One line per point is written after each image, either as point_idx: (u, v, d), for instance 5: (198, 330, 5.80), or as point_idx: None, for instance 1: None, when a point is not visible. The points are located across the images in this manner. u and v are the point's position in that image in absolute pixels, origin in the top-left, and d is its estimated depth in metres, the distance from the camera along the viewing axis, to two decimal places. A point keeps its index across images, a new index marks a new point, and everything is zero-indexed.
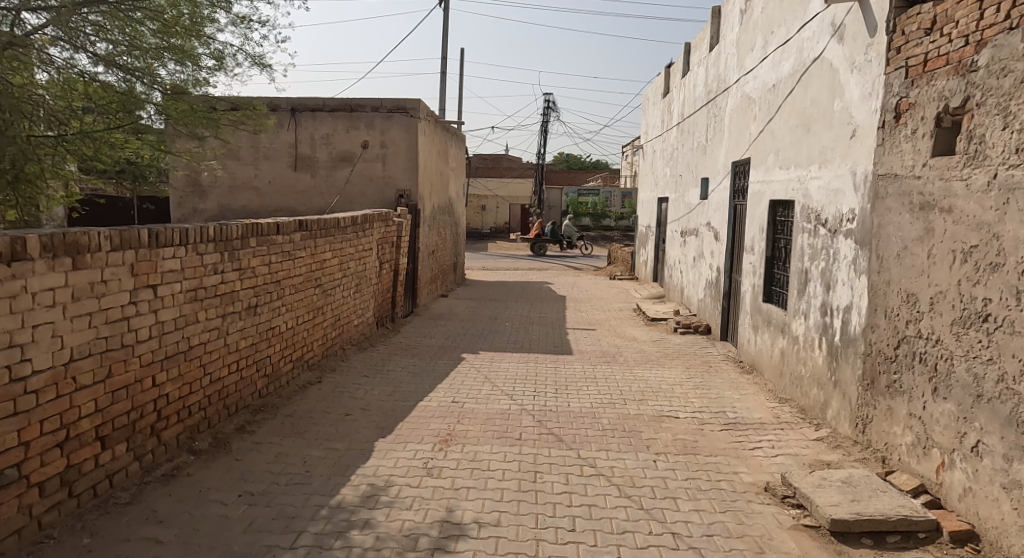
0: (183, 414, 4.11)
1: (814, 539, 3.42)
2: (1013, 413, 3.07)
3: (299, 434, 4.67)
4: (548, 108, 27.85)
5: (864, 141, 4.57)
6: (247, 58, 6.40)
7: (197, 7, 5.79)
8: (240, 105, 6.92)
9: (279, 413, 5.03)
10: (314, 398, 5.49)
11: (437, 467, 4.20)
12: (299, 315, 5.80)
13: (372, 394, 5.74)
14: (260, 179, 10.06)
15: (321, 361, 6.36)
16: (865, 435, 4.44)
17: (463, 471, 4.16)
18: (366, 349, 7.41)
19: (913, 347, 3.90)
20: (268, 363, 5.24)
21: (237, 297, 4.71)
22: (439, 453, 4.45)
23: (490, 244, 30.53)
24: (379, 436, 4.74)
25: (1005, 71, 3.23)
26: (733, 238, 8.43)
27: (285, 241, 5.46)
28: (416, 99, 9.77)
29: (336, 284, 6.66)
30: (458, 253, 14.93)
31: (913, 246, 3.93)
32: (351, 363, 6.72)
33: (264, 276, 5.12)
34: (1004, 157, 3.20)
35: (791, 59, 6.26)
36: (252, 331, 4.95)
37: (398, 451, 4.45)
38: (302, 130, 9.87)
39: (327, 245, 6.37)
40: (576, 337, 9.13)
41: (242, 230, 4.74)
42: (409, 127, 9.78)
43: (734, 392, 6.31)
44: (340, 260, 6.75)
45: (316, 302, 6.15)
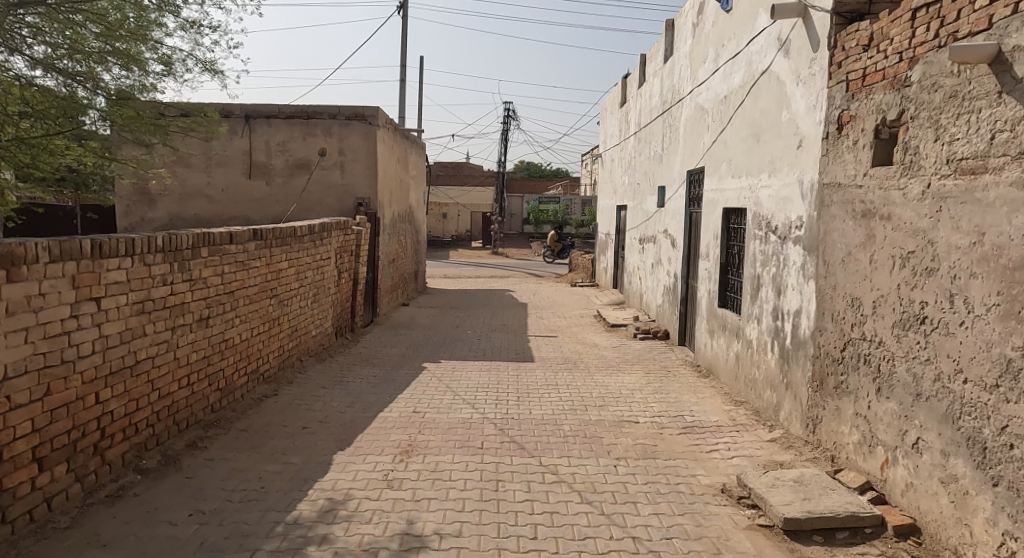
0: (129, 431, 4.02)
1: (768, 538, 3.53)
2: (949, 410, 3.21)
3: (255, 448, 4.61)
4: (508, 116, 28.00)
5: (810, 151, 4.75)
6: (198, 64, 6.31)
7: (143, 10, 5.65)
8: (191, 111, 6.81)
9: (232, 428, 4.94)
10: (271, 411, 5.41)
11: (397, 479, 4.19)
12: (253, 326, 5.71)
13: (330, 406, 5.69)
14: (213, 188, 9.87)
15: (277, 374, 6.26)
16: (816, 435, 4.60)
17: (425, 483, 4.16)
18: (325, 360, 7.33)
19: (859, 349, 4.06)
20: (221, 376, 5.16)
21: (187, 308, 4.63)
22: (400, 464, 4.44)
23: (451, 252, 30.60)
24: (338, 449, 4.70)
25: (936, 86, 3.37)
26: (688, 245, 8.64)
27: (239, 251, 5.39)
28: (374, 107, 9.76)
29: (292, 294, 6.57)
30: (419, 262, 14.89)
31: (856, 251, 4.10)
32: (309, 374, 6.64)
33: (217, 287, 5.04)
34: (937, 167, 3.33)
35: (741, 72, 6.46)
36: (203, 344, 4.86)
37: (358, 464, 4.42)
38: (256, 137, 9.74)
39: (283, 254, 6.30)
40: (538, 344, 9.19)
41: (192, 240, 4.67)
42: (367, 134, 9.73)
43: (692, 396, 6.44)
44: (296, 269, 6.68)
45: (271, 312, 6.07)
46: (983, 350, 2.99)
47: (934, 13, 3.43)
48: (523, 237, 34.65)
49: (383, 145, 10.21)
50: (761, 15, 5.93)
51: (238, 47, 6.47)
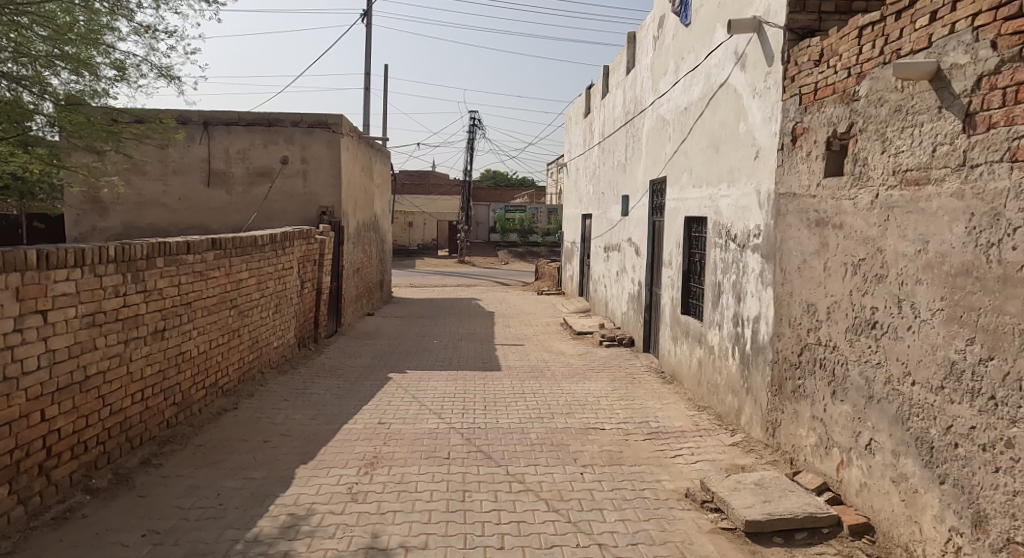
0: (77, 450, 3.91)
1: (730, 541, 3.60)
2: (899, 411, 3.33)
3: (213, 464, 4.54)
4: (474, 125, 28.07)
5: (766, 162, 4.89)
6: (153, 69, 6.22)
7: (94, 14, 5.52)
8: (144, 117, 6.69)
9: (188, 444, 4.85)
10: (230, 426, 5.32)
11: (362, 492, 4.16)
12: (212, 338, 5.61)
13: (293, 419, 5.62)
14: (169, 196, 9.67)
15: (237, 387, 6.16)
16: (775, 438, 4.72)
17: (390, 495, 4.14)
18: (287, 372, 7.23)
19: (815, 354, 4.18)
20: (178, 390, 5.05)
21: (141, 320, 4.54)
22: (365, 477, 4.41)
23: (417, 261, 30.47)
24: (301, 462, 4.65)
25: (882, 101, 3.51)
26: (652, 253, 8.77)
27: (196, 260, 5.31)
28: (338, 115, 9.71)
29: (253, 305, 6.49)
30: (384, 271, 14.80)
31: (811, 259, 4.23)
32: (271, 387, 6.54)
33: (173, 298, 4.95)
34: (885, 178, 3.46)
35: (700, 84, 6.62)
36: (159, 357, 4.77)
37: (321, 477, 4.38)
38: (215, 144, 9.59)
39: (244, 263, 6.22)
40: (504, 353, 9.22)
41: (147, 250, 4.59)
42: (330, 142, 9.68)
43: (656, 402, 6.54)
44: (257, 280, 6.60)
45: (231, 323, 5.98)
46: (929, 353, 3.11)
47: (880, 31, 3.58)
48: (489, 245, 34.68)
49: (347, 153, 10.16)
50: (718, 29, 6.09)
51: (195, 53, 6.40)
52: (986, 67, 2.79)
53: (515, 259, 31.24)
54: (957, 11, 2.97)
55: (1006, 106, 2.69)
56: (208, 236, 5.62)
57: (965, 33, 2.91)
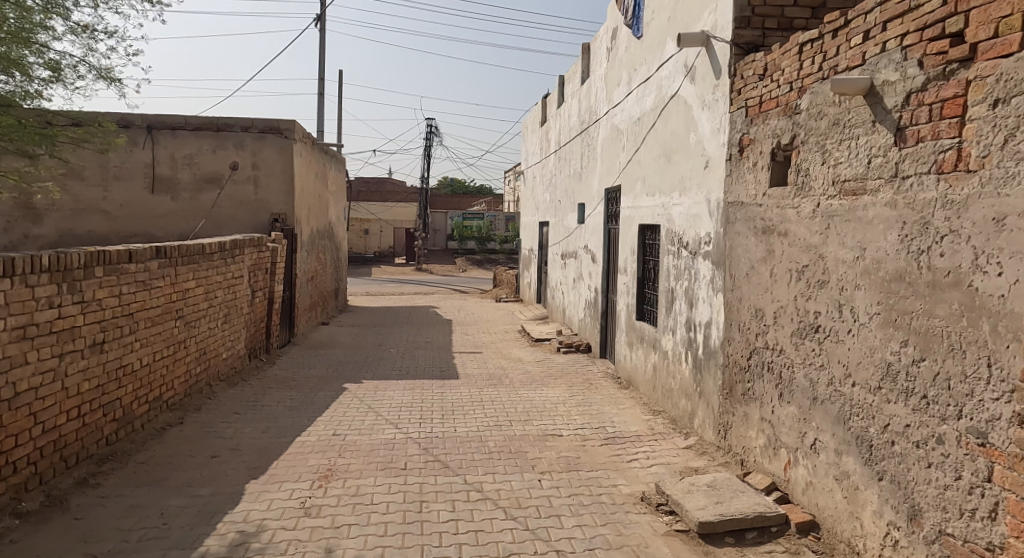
0: (6, 471, 3.75)
1: (684, 543, 3.69)
2: (841, 412, 3.47)
3: (157, 482, 4.41)
4: (431, 132, 28.03)
5: (715, 172, 5.04)
6: (92, 70, 6.05)
7: (27, 12, 5.37)
8: (83, 121, 6.49)
9: (130, 462, 4.70)
10: (175, 442, 5.18)
11: (315, 506, 4.11)
12: (155, 350, 5.47)
13: (243, 433, 5.51)
14: (109, 203, 9.35)
15: (183, 401, 6.00)
16: (727, 440, 4.85)
17: (345, 508, 4.10)
18: (237, 384, 7.08)
19: (763, 358, 4.32)
20: (118, 406, 4.90)
21: (78, 333, 4.41)
22: (319, 490, 4.36)
23: (374, 268, 30.18)
24: (251, 477, 4.57)
25: (821, 114, 3.67)
26: (607, 261, 8.90)
27: (139, 269, 5.19)
28: (290, 120, 9.60)
29: (200, 315, 6.35)
30: (340, 279, 14.61)
31: (758, 266, 4.38)
32: (220, 400, 6.40)
33: (113, 309, 4.82)
34: (825, 188, 3.61)
35: (651, 95, 6.78)
36: (97, 371, 4.62)
37: (273, 492, 4.31)
38: (160, 149, 9.35)
39: (190, 272, 6.09)
40: (462, 361, 9.21)
41: (84, 259, 4.48)
42: (282, 148, 9.56)
43: (613, 407, 6.63)
44: (205, 289, 6.46)
45: (176, 334, 5.84)
46: (868, 356, 3.25)
47: (819, 48, 3.74)
48: (447, 252, 34.57)
49: (300, 159, 10.04)
50: (668, 42, 6.26)
51: (137, 55, 6.25)
52: (913, 84, 2.95)
53: (473, 267, 31.23)
54: (887, 31, 3.14)
55: (932, 121, 2.85)
56: (151, 245, 5.50)
57: (895, 52, 3.08)
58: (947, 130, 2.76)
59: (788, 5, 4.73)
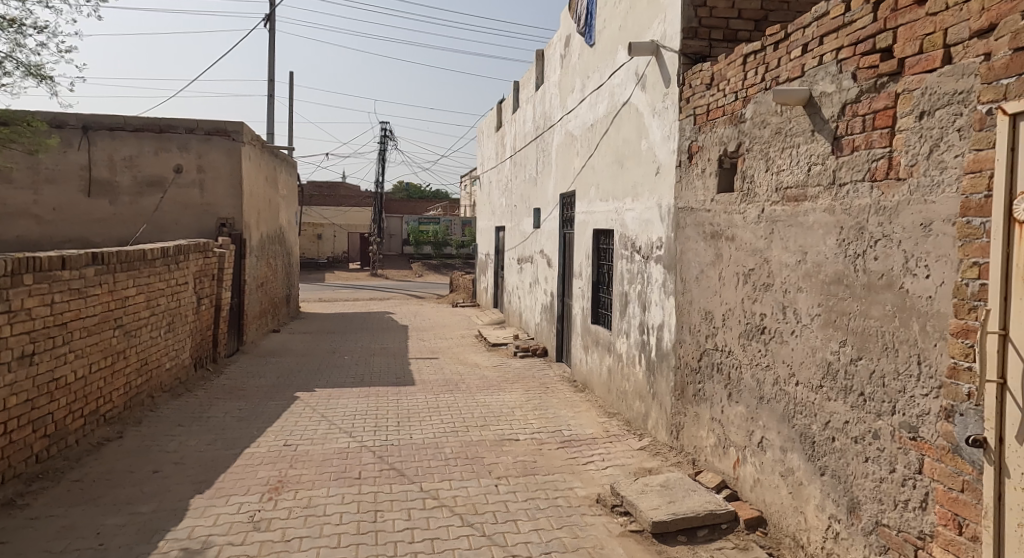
0: None
1: (639, 543, 3.75)
2: (785, 410, 3.59)
3: (92, 501, 4.26)
4: (385, 136, 27.82)
5: (666, 178, 5.16)
6: (19, 67, 5.83)
7: None
8: (10, 121, 6.23)
9: (62, 480, 4.52)
10: (113, 458, 5.00)
11: (265, 520, 4.04)
12: (91, 362, 5.27)
13: (187, 446, 5.38)
14: (40, 206, 9.00)
15: (121, 415, 5.80)
16: (679, 440, 4.95)
17: (296, 521, 4.04)
18: (181, 395, 6.88)
19: (712, 359, 4.43)
20: (50, 421, 4.70)
21: (5, 344, 4.22)
22: (268, 503, 4.28)
23: (327, 274, 29.74)
24: (196, 492, 4.46)
25: (765, 123, 3.80)
26: (563, 265, 8.99)
27: (72, 276, 5.02)
28: (238, 122, 9.40)
29: (141, 324, 6.16)
30: (291, 285, 14.35)
31: (707, 270, 4.50)
32: (162, 412, 6.21)
33: (43, 318, 4.64)
34: (769, 194, 3.74)
35: (604, 102, 6.89)
36: (27, 385, 4.42)
37: (220, 507, 4.22)
38: (96, 151, 9.04)
39: (129, 279, 5.91)
40: (418, 367, 9.16)
41: (11, 266, 4.31)
42: (229, 151, 9.37)
43: (568, 410, 6.70)
44: (146, 297, 6.28)
45: (114, 344, 5.66)
46: (810, 355, 3.38)
47: (762, 59, 3.88)
48: (402, 257, 34.31)
49: (249, 162, 9.84)
50: (620, 50, 6.37)
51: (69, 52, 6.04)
52: (849, 96, 3.08)
53: (430, 272, 31.09)
54: (824, 45, 3.29)
55: (866, 131, 2.98)
56: (87, 251, 5.33)
57: (831, 64, 3.22)
58: (879, 139, 2.90)
59: (734, 17, 4.87)
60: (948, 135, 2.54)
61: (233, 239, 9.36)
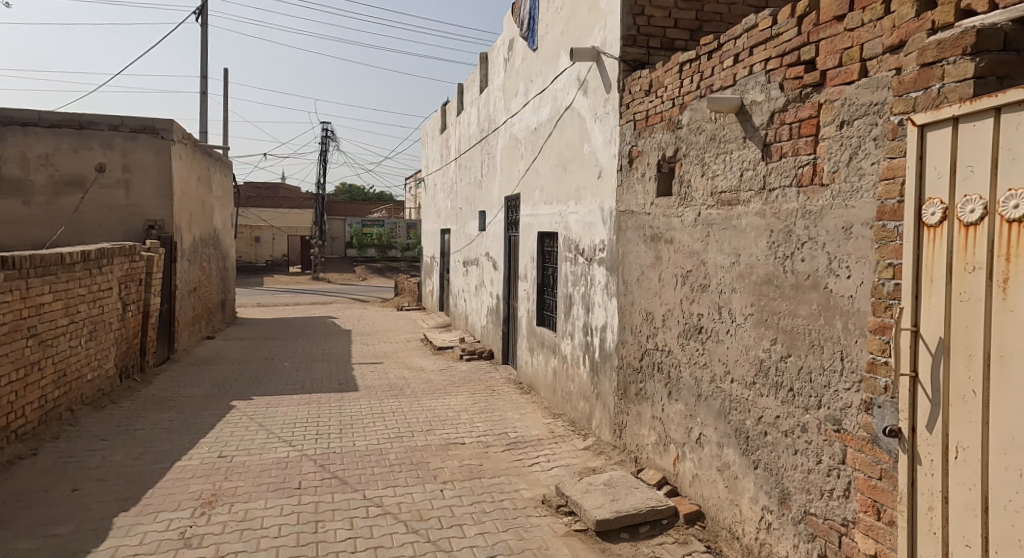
0: None
1: (583, 542, 3.82)
2: (721, 407, 3.71)
3: (5, 523, 4.04)
4: (327, 136, 27.34)
5: (608, 182, 5.26)
6: None
7: None
8: None
9: None
10: (27, 477, 4.75)
11: (197, 536, 3.92)
12: (3, 374, 5.00)
13: (110, 461, 5.16)
14: None
15: (36, 430, 5.51)
16: (622, 439, 5.05)
17: (231, 535, 3.94)
18: (105, 408, 6.59)
19: (653, 359, 4.54)
20: None
21: None
22: (201, 518, 4.16)
23: (267, 278, 28.96)
24: (121, 510, 4.29)
25: (700, 130, 3.93)
26: (509, 268, 9.03)
27: None
28: (167, 120, 9.10)
29: (58, 333, 5.88)
30: (226, 290, 13.93)
31: (648, 271, 4.61)
32: (83, 427, 5.93)
33: None
34: (705, 199, 3.87)
35: (547, 106, 6.98)
36: None
37: (147, 524, 4.07)
38: (9, 147, 8.60)
39: (44, 285, 5.64)
40: (361, 372, 9.04)
41: None
42: (158, 149, 9.05)
43: (514, 412, 6.74)
44: (64, 304, 6.00)
45: (28, 355, 5.37)
46: (744, 353, 3.51)
47: (697, 68, 4.01)
48: (346, 260, 33.76)
49: (179, 161, 9.53)
50: (562, 55, 6.47)
51: None
52: (776, 105, 3.23)
53: (374, 275, 30.70)
54: (754, 56, 3.43)
55: (793, 139, 3.13)
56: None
57: (761, 75, 3.36)
58: (804, 147, 3.05)
59: (670, 27, 5.04)
60: (866, 144, 2.69)
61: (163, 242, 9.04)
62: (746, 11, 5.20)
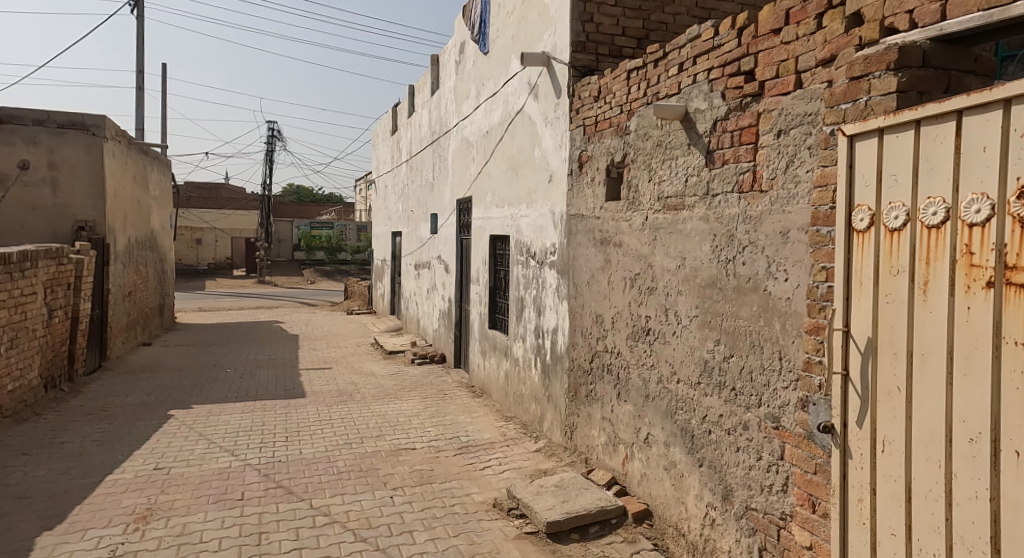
0: None
1: (534, 544, 3.84)
2: (668, 407, 3.80)
3: None
4: (273, 136, 26.78)
5: (558, 186, 5.32)
6: None
7: None
8: None
9: None
10: None
11: (131, 553, 3.79)
12: None
13: (35, 477, 4.94)
14: None
15: None
16: (572, 440, 5.11)
17: (168, 551, 3.82)
18: (29, 421, 6.30)
19: (603, 361, 4.61)
20: None
21: None
22: (135, 534, 4.02)
23: (210, 282, 28.12)
24: (46, 528, 4.10)
25: (647, 136, 4.02)
26: (461, 271, 9.02)
27: None
28: (98, 116, 8.80)
29: None
30: (164, 294, 13.49)
31: (597, 275, 4.68)
32: (5, 441, 5.66)
33: None
34: (652, 203, 3.96)
35: (498, 109, 7.01)
36: None
37: (74, 543, 3.91)
38: None
39: None
40: (309, 378, 8.88)
41: None
42: (88, 147, 8.72)
43: (466, 416, 6.74)
44: None
45: None
46: (689, 354, 3.60)
47: (643, 75, 4.10)
48: (294, 263, 33.08)
49: (113, 160, 9.21)
50: (513, 59, 6.51)
51: None
52: (718, 113, 3.33)
53: (323, 278, 30.18)
54: (697, 65, 3.53)
55: (734, 146, 3.23)
56: None
57: (704, 84, 3.46)
58: (745, 154, 3.15)
59: (618, 35, 5.14)
60: (801, 153, 2.80)
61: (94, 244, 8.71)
62: (691, 21, 5.35)
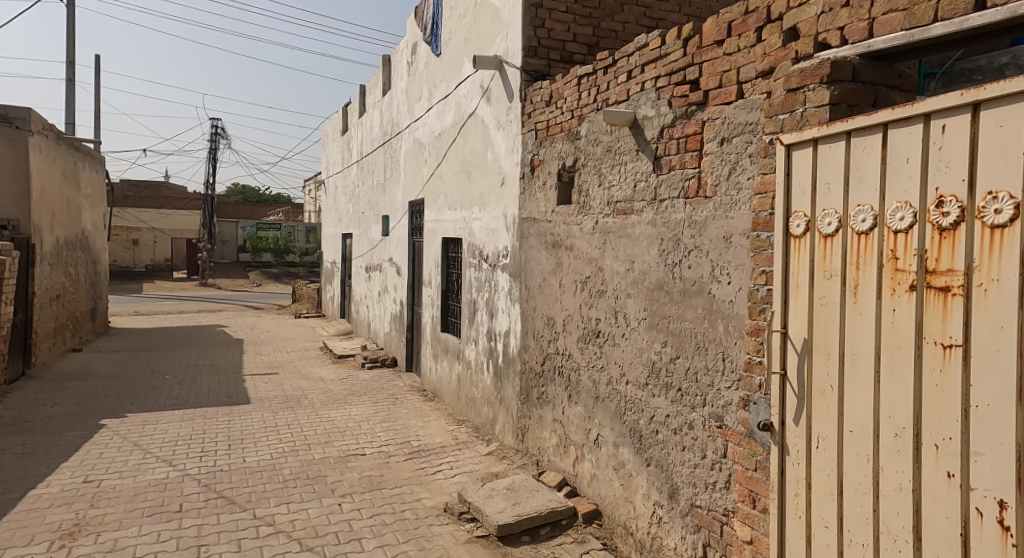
0: None
1: (484, 548, 3.85)
2: (617, 408, 3.86)
3: None
4: (219, 135, 26.08)
5: (510, 190, 5.35)
6: None
7: None
8: None
9: None
10: None
11: None
12: None
13: None
14: None
15: None
16: (524, 442, 5.13)
17: None
18: None
19: (554, 363, 4.65)
20: None
21: None
22: (62, 552, 3.86)
23: (150, 285, 27.15)
24: None
25: (597, 141, 4.08)
26: (413, 274, 8.96)
27: None
28: (23, 109, 8.47)
29: None
30: (97, 297, 12.97)
31: (549, 278, 4.72)
32: None
33: None
34: (602, 207, 4.02)
35: (451, 112, 7.00)
36: None
37: None
38: None
39: None
40: (255, 384, 8.68)
41: None
42: (11, 140, 8.40)
43: (418, 420, 6.69)
44: None
45: None
46: (638, 356, 3.67)
47: (593, 82, 4.16)
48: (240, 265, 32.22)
49: (38, 155, 8.85)
50: (466, 62, 6.52)
51: None
52: (665, 120, 3.41)
53: (271, 281, 29.50)
54: (645, 73, 3.61)
55: (680, 153, 3.32)
56: None
57: (651, 91, 3.54)
58: (690, 161, 3.24)
59: (569, 41, 5.21)
60: (742, 160, 2.90)
61: (18, 243, 8.31)
62: (641, 29, 5.44)
